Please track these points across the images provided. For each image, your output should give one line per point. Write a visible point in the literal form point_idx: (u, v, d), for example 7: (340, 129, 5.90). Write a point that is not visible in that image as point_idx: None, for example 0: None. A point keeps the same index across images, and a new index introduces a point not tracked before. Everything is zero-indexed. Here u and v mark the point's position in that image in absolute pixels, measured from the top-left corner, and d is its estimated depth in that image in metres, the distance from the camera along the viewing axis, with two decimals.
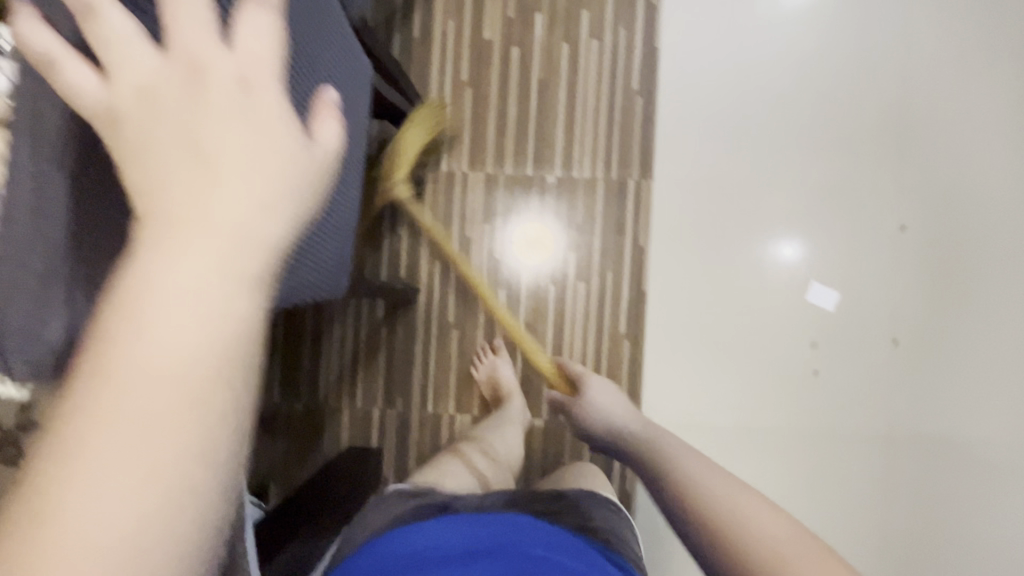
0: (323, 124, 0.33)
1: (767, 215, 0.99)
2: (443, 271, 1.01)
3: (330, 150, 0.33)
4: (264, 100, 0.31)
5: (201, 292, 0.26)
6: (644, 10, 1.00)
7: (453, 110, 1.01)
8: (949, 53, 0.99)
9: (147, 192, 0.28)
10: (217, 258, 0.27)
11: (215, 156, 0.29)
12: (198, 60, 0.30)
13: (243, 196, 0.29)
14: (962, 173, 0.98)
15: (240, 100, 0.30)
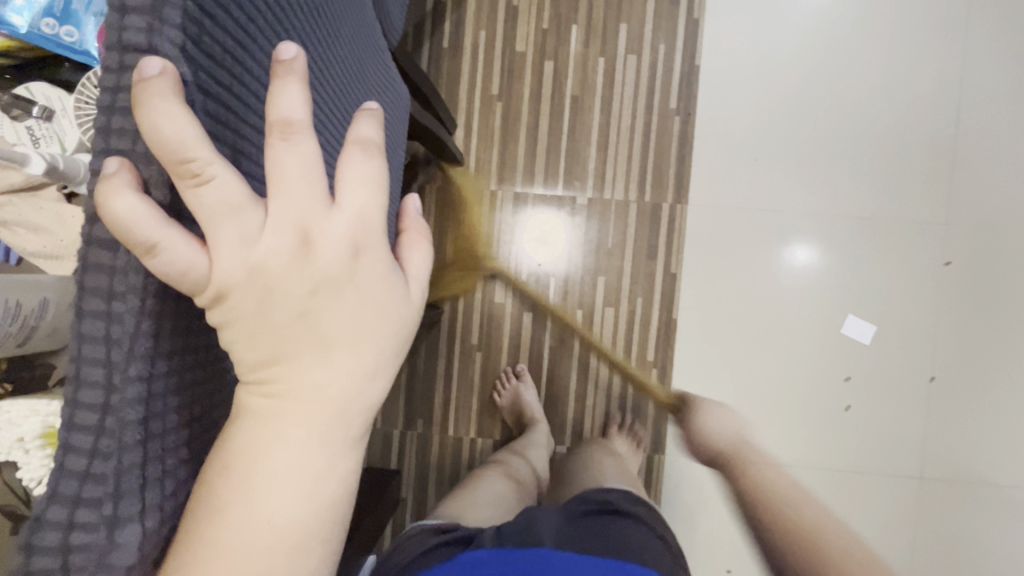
0: (414, 255, 0.32)
1: (787, 228, 0.96)
2: (467, 293, 0.98)
3: (422, 289, 0.31)
4: (377, 262, 0.27)
5: (308, 468, 0.27)
6: (685, 25, 0.96)
7: (482, 126, 0.97)
8: (1006, 79, 0.94)
9: (259, 370, 0.26)
10: (320, 434, 0.27)
11: (334, 332, 0.26)
12: (308, 224, 0.25)
13: (353, 370, 0.27)
14: (1010, 208, 0.94)
15: (352, 267, 0.26)
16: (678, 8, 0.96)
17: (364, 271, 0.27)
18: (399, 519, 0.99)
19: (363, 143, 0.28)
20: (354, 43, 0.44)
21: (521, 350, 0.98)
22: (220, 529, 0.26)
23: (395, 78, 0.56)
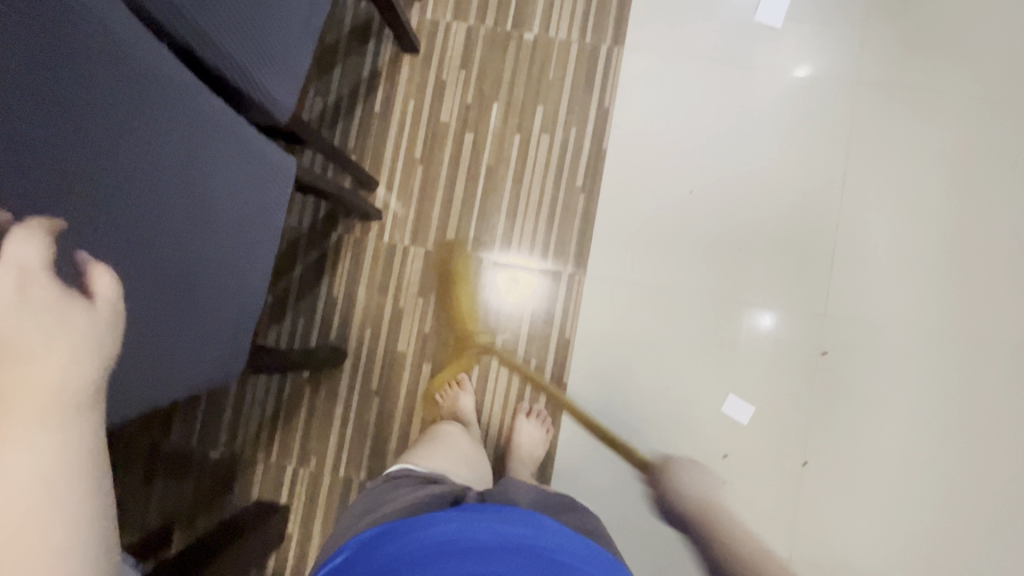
0: (100, 281, 0.47)
1: (754, 295, 1.01)
2: (372, 339, 1.03)
3: (110, 304, 0.47)
4: (36, 297, 0.44)
5: (34, 442, 0.41)
6: (596, 111, 1.04)
7: (402, 184, 1.04)
8: (882, 187, 1.02)
9: None
10: (35, 412, 0.42)
11: (18, 345, 0.43)
12: None
13: (46, 368, 0.43)
14: (881, 304, 1.01)
15: (17, 303, 0.43)
16: (591, 96, 1.04)
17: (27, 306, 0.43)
18: (281, 555, 1.01)
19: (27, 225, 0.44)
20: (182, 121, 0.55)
21: (417, 399, 1.02)
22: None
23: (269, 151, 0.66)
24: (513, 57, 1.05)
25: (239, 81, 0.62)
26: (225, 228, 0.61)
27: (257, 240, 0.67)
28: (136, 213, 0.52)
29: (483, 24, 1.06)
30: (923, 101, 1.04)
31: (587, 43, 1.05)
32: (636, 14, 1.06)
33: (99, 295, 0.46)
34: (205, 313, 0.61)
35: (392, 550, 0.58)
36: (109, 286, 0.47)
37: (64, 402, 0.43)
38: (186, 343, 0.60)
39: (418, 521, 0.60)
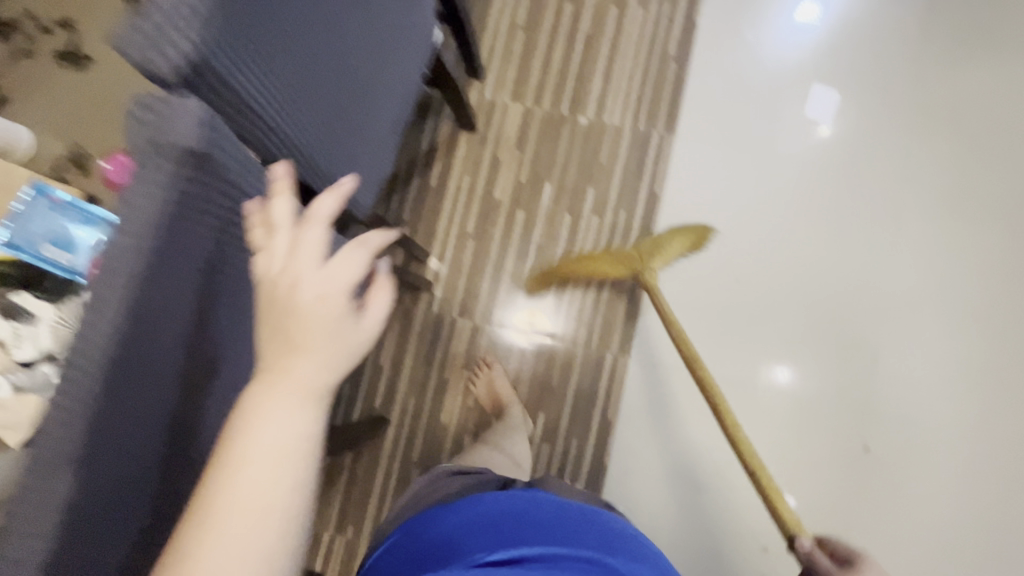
0: (375, 297, 0.36)
1: (783, 366, 1.04)
2: (416, 409, 1.04)
3: (379, 317, 0.36)
4: (337, 301, 0.34)
5: (289, 419, 0.31)
6: (646, 195, 1.07)
7: (453, 258, 1.07)
8: (922, 288, 1.05)
9: (269, 360, 0.33)
10: (297, 396, 0.32)
11: (303, 327, 0.33)
12: (288, 268, 0.34)
13: (306, 371, 0.32)
14: (921, 403, 1.02)
15: (315, 313, 0.33)
16: (642, 182, 1.07)
17: (330, 307, 0.33)
18: None
19: (290, 198, 0.38)
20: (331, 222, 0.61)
21: None
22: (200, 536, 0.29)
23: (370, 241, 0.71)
24: (567, 139, 1.09)
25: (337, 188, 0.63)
26: None
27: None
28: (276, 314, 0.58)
29: (540, 106, 1.10)
30: (968, 202, 1.05)
31: (639, 129, 1.08)
32: (687, 104, 1.10)
33: (368, 311, 0.35)
34: None
35: (440, 526, 0.52)
36: (382, 306, 0.36)
37: (302, 427, 0.32)
38: None
39: (468, 503, 0.56)
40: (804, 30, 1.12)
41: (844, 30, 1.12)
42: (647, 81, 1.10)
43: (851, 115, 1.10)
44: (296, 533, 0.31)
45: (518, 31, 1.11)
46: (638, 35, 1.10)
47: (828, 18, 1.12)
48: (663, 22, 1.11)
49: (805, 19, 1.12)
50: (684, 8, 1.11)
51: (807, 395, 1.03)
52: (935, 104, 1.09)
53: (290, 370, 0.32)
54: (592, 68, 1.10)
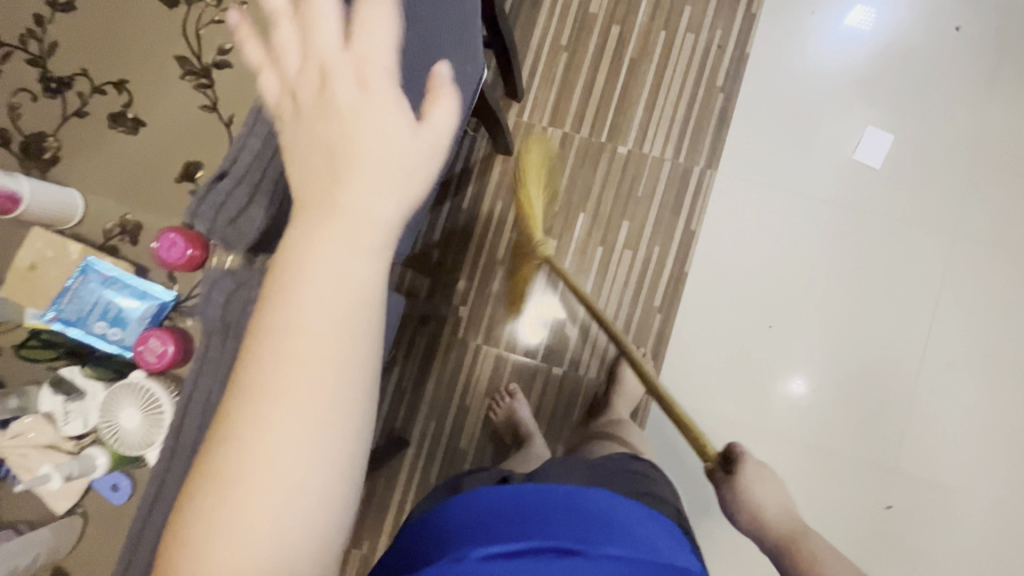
0: (438, 104, 0.34)
1: (813, 415, 1.01)
2: (436, 432, 1.05)
3: (441, 133, 0.35)
4: (390, 90, 0.34)
5: (341, 263, 0.32)
6: (681, 233, 1.05)
7: (481, 283, 1.07)
8: (961, 346, 1.02)
9: (310, 181, 0.33)
10: (350, 230, 0.32)
11: (358, 136, 0.33)
12: (337, 75, 0.34)
13: (365, 186, 0.33)
14: (950, 463, 1.00)
15: (369, 106, 0.33)
16: (678, 217, 1.05)
17: (382, 101, 0.34)
18: None
19: None
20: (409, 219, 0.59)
21: None
22: (257, 437, 0.30)
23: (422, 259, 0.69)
24: (603, 169, 1.06)
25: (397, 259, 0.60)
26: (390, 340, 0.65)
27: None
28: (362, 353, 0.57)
29: (578, 133, 1.07)
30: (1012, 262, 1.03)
31: (679, 164, 1.05)
32: (731, 139, 1.06)
33: (431, 121, 0.34)
34: None
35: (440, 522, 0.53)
36: (448, 115, 0.34)
37: (357, 335, 0.32)
38: None
39: (466, 496, 0.55)
40: (852, 36, 1.07)
41: (905, 66, 1.06)
42: (691, 113, 1.06)
43: (904, 160, 1.05)
44: (357, 423, 0.32)
45: (561, 54, 1.08)
46: (684, 65, 1.07)
47: (888, 48, 1.06)
48: (712, 50, 1.06)
49: (854, 24, 1.07)
50: (735, 37, 1.07)
51: (835, 446, 1.00)
52: (992, 156, 1.04)
53: (345, 201, 0.32)
54: (635, 97, 1.07)
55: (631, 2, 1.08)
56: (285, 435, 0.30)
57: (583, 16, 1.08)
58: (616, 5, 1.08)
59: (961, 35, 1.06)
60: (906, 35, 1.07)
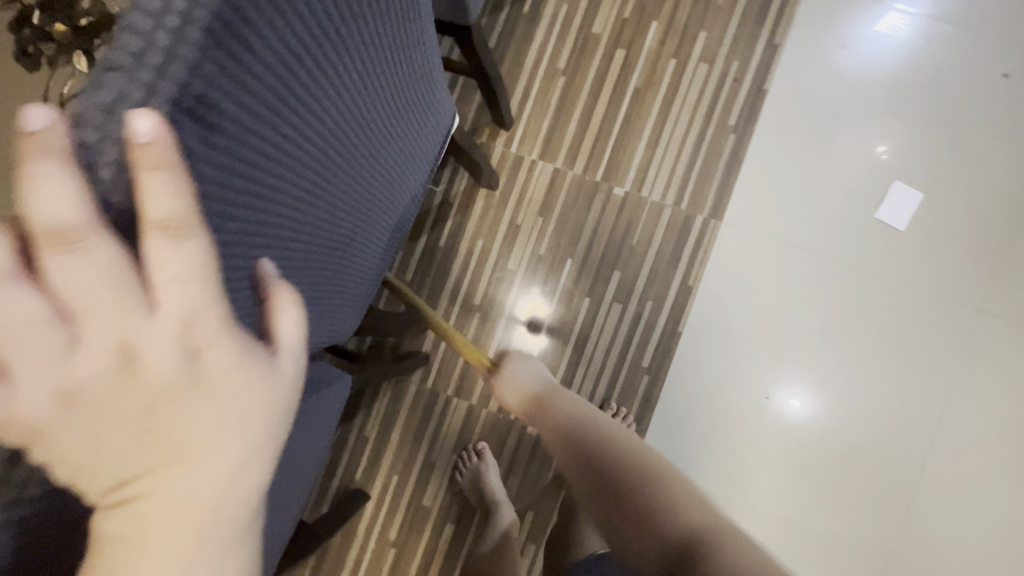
0: (283, 319, 0.26)
1: (804, 496, 0.94)
2: (399, 488, 0.97)
3: (297, 360, 0.26)
4: (225, 351, 0.22)
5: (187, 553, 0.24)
6: (677, 288, 0.95)
7: (456, 329, 0.97)
8: (975, 432, 0.93)
9: (119, 483, 0.22)
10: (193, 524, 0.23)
11: (192, 430, 0.22)
12: (130, 341, 0.20)
13: (210, 477, 0.23)
14: (951, 558, 0.92)
15: (190, 375, 0.21)
16: (676, 270, 0.95)
17: (214, 372, 0.22)
18: None
19: (69, 189, 0.18)
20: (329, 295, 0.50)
21: (435, 560, 0.96)
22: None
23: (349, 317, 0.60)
24: (597, 211, 0.96)
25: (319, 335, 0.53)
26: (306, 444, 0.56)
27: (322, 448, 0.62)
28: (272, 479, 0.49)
29: (572, 169, 0.96)
30: None
31: (680, 211, 0.95)
32: (740, 186, 0.96)
33: (282, 342, 0.26)
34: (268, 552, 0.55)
35: None
36: (297, 324, 0.27)
37: (240, 492, 0.25)
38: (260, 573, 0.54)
39: None
40: (881, 43, 0.95)
41: (942, 113, 0.94)
42: (699, 153, 0.95)
43: (932, 220, 0.94)
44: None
45: (558, 77, 0.96)
46: (694, 98, 0.95)
47: (924, 79, 0.95)
48: (727, 84, 0.95)
49: (886, 29, 0.95)
50: (754, 70, 0.95)
51: (826, 531, 0.93)
52: None
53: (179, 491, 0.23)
54: (637, 131, 0.96)
55: (640, 23, 0.96)
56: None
57: (585, 36, 0.96)
58: (623, 26, 0.96)
59: (1009, 82, 0.94)
60: (948, 75, 0.95)
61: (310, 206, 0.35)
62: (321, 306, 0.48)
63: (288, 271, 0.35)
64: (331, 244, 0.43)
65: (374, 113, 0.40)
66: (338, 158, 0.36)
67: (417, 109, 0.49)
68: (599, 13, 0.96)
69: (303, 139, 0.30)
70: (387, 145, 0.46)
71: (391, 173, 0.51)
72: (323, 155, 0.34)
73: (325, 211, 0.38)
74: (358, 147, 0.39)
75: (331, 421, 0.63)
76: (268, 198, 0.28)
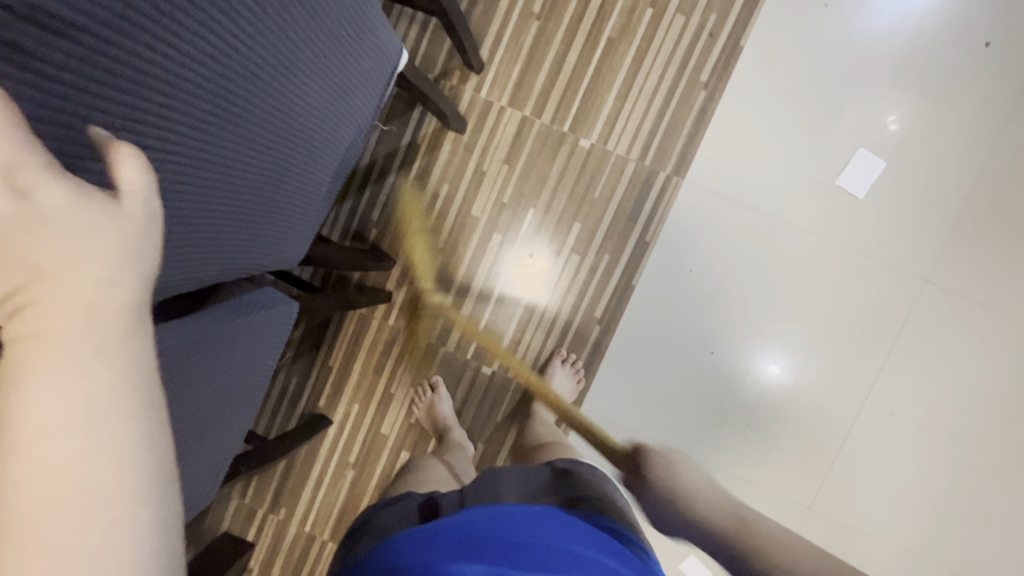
0: (122, 170, 0.30)
1: (739, 446, 0.99)
2: (359, 415, 1.03)
3: (145, 202, 0.31)
4: (55, 191, 0.27)
5: (74, 349, 0.26)
6: (634, 244, 0.97)
7: (419, 270, 1.01)
8: (908, 401, 0.97)
9: (7, 308, 0.27)
10: (74, 325, 0.27)
11: (45, 251, 0.27)
12: None
13: (79, 287, 0.27)
14: (869, 512, 0.98)
15: (28, 210, 0.27)
16: (634, 226, 0.97)
17: (48, 207, 0.27)
18: None
19: None
20: (270, 217, 0.54)
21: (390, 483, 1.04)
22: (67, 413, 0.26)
23: (298, 246, 0.63)
24: (562, 163, 0.97)
25: (260, 259, 0.56)
26: (246, 351, 0.61)
27: (273, 364, 0.68)
28: (209, 370, 0.55)
29: (540, 118, 0.97)
30: (984, 317, 0.95)
31: (644, 167, 0.96)
32: (706, 145, 0.96)
33: (125, 188, 0.30)
34: (203, 447, 0.59)
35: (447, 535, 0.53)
36: (140, 173, 0.30)
37: (113, 295, 0.28)
38: (190, 465, 0.58)
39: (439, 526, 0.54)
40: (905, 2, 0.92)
41: (916, 79, 0.93)
42: (667, 109, 0.95)
43: (892, 189, 0.95)
44: (149, 397, 0.28)
45: (531, 22, 0.95)
46: (668, 53, 0.94)
47: (904, 43, 0.93)
48: (702, 39, 0.93)
49: None
50: (730, 26, 0.93)
51: (755, 480, 0.99)
52: (990, 199, 0.94)
53: (55, 299, 0.27)
54: (607, 83, 0.95)
55: None
56: (60, 383, 0.26)
57: None
58: None
59: (990, 52, 0.92)
60: (929, 42, 0.92)
61: (195, 117, 0.39)
62: (257, 229, 0.52)
63: (189, 176, 0.40)
64: (259, 165, 0.47)
65: (275, 37, 0.42)
66: (227, 75, 0.39)
67: (346, 41, 0.51)
68: None
69: (160, 46, 0.34)
70: (310, 75, 0.48)
71: (326, 107, 0.53)
72: (201, 68, 0.37)
73: (224, 127, 0.41)
74: (258, 68, 0.42)
75: (280, 337, 0.67)
76: (111, 91, 0.33)
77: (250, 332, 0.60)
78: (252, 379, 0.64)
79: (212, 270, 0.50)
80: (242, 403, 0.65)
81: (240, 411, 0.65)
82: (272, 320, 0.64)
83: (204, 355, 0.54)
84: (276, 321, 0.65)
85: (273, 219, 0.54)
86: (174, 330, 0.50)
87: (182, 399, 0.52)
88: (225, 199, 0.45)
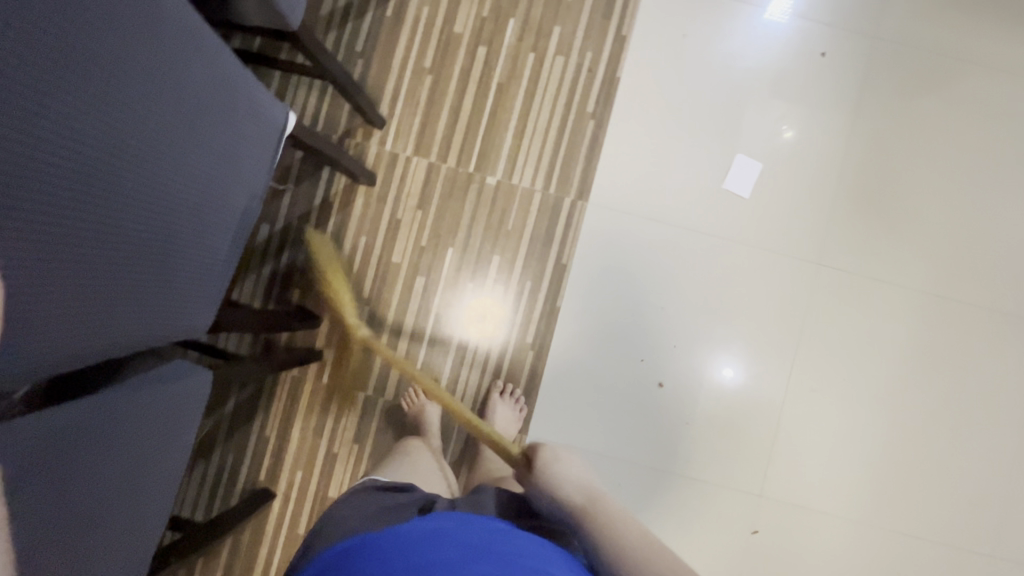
0: None
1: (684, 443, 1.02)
2: (304, 482, 0.99)
3: None
4: None
5: None
6: (553, 267, 1.02)
7: (347, 323, 1.01)
8: (828, 373, 1.03)
9: None
10: None
11: None
12: None
13: None
14: (812, 488, 1.02)
15: None
16: (549, 251, 1.02)
17: None
18: None
19: None
20: (161, 285, 0.54)
21: None
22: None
23: (205, 313, 0.63)
24: (473, 200, 1.01)
25: (159, 331, 0.56)
26: (151, 427, 0.59)
27: (188, 438, 0.66)
28: (97, 449, 0.53)
29: (445, 163, 1.01)
30: (876, 290, 1.04)
31: (550, 194, 1.02)
32: (603, 166, 1.03)
33: None
34: (108, 541, 0.56)
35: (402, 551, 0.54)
36: None
37: None
38: (95, 559, 0.55)
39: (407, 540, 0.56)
40: (772, 31, 1.05)
41: (790, 96, 1.04)
42: (562, 139, 1.02)
43: (772, 187, 1.04)
44: None
45: (424, 76, 1.01)
46: (555, 89, 1.02)
47: (766, 63, 1.05)
48: (583, 74, 1.02)
49: (774, 19, 1.05)
50: (606, 61, 1.03)
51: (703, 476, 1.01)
52: (857, 182, 1.05)
53: None
54: (503, 123, 1.02)
55: (497, 21, 1.02)
56: None
57: (447, 37, 1.02)
58: (482, 24, 1.02)
59: (827, 60, 1.05)
60: (784, 58, 1.05)
61: (50, 189, 0.41)
62: (148, 297, 0.53)
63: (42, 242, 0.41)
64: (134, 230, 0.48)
65: (131, 110, 0.45)
66: (80, 147, 0.42)
67: (219, 113, 0.54)
68: (458, 13, 1.02)
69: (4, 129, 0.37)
70: (184, 145, 0.51)
71: (210, 173, 0.55)
72: (53, 143, 0.40)
73: (85, 197, 0.44)
74: (117, 139, 0.45)
75: (197, 409, 0.66)
76: None
77: (152, 405, 0.58)
78: (165, 454, 0.62)
79: (99, 343, 0.49)
80: (158, 488, 0.62)
81: (154, 493, 0.62)
82: (183, 393, 0.62)
83: (72, 443, 0.50)
84: (187, 395, 0.63)
85: (165, 286, 0.54)
86: (41, 420, 0.48)
87: (44, 495, 0.48)
88: (96, 269, 0.46)
